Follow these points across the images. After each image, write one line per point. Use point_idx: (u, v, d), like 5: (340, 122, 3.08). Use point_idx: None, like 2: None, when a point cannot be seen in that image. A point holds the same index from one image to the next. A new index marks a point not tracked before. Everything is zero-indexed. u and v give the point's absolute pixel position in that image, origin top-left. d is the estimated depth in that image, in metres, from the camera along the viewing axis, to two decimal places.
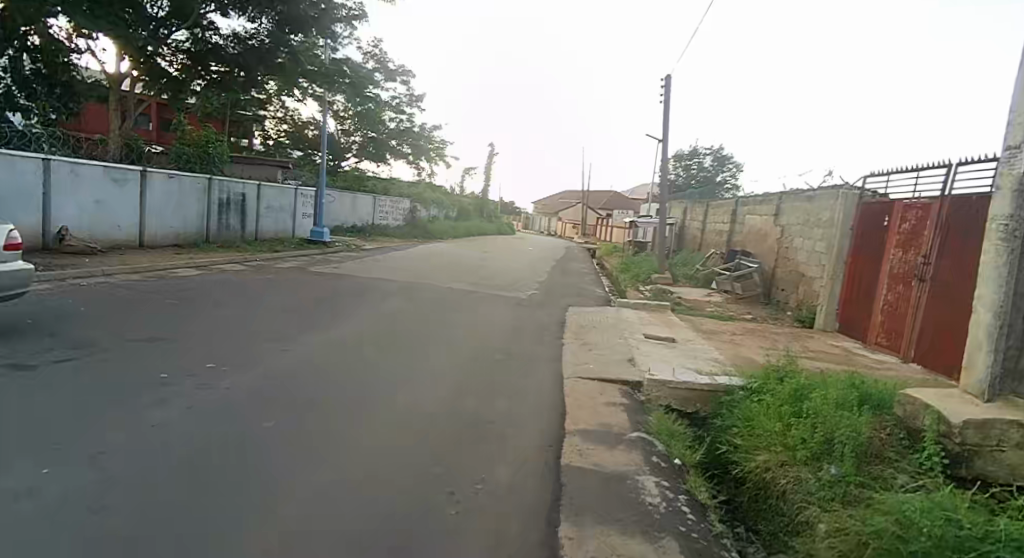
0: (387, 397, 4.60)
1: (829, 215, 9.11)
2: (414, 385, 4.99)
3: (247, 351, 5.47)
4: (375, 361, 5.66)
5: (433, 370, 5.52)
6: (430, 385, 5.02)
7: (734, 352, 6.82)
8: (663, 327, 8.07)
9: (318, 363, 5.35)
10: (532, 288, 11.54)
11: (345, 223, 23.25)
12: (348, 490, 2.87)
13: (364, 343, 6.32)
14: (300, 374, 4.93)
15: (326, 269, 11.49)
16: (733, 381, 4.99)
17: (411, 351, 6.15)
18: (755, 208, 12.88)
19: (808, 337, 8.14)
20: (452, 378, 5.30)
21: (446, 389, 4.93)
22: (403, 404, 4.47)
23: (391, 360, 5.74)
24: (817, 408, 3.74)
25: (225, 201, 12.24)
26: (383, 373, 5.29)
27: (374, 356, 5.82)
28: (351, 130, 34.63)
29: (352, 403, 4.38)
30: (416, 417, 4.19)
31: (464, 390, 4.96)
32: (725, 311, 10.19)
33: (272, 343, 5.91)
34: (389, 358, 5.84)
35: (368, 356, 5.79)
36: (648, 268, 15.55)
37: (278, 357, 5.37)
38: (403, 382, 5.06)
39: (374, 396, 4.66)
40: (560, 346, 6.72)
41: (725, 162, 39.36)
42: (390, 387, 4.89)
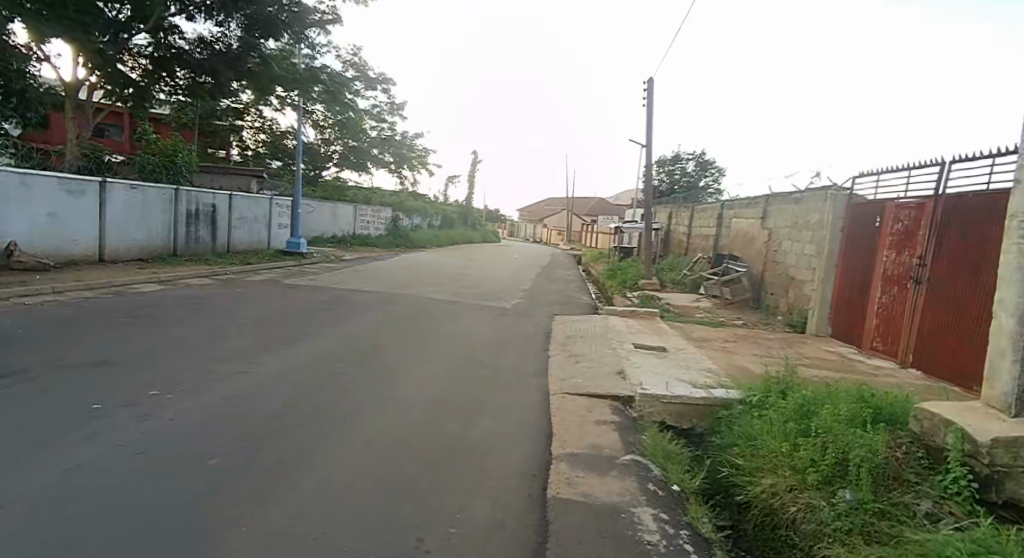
0: (374, 404, 4.58)
1: (818, 217, 8.95)
2: (387, 406, 4.56)
3: (203, 373, 4.99)
4: (345, 380, 5.22)
5: (410, 388, 5.10)
6: (405, 405, 4.60)
7: (728, 361, 6.51)
8: (653, 336, 7.75)
9: (283, 383, 4.93)
10: (516, 297, 11.18)
11: (325, 234, 22.70)
12: (335, 496, 2.95)
13: (335, 361, 5.87)
14: (259, 398, 4.47)
15: (301, 281, 10.99)
16: (730, 393, 4.67)
17: (386, 369, 5.71)
18: (741, 211, 12.73)
19: (802, 342, 7.90)
20: (430, 396, 4.89)
21: (423, 410, 4.52)
22: (374, 429, 4.05)
23: (362, 378, 5.29)
24: (825, 425, 3.40)
25: (194, 212, 11.70)
26: (355, 393, 4.86)
27: (344, 374, 5.37)
28: (332, 140, 33.93)
29: (339, 410, 4.38)
30: (402, 424, 4.15)
31: (443, 410, 4.55)
32: (715, 316, 9.95)
33: (232, 363, 5.43)
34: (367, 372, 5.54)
35: (337, 375, 5.34)
36: (635, 274, 15.31)
37: (236, 379, 4.90)
38: (376, 402, 4.65)
39: (361, 403, 4.62)
40: (546, 359, 6.34)
41: (707, 166, 39.59)
42: (360, 409, 4.46)
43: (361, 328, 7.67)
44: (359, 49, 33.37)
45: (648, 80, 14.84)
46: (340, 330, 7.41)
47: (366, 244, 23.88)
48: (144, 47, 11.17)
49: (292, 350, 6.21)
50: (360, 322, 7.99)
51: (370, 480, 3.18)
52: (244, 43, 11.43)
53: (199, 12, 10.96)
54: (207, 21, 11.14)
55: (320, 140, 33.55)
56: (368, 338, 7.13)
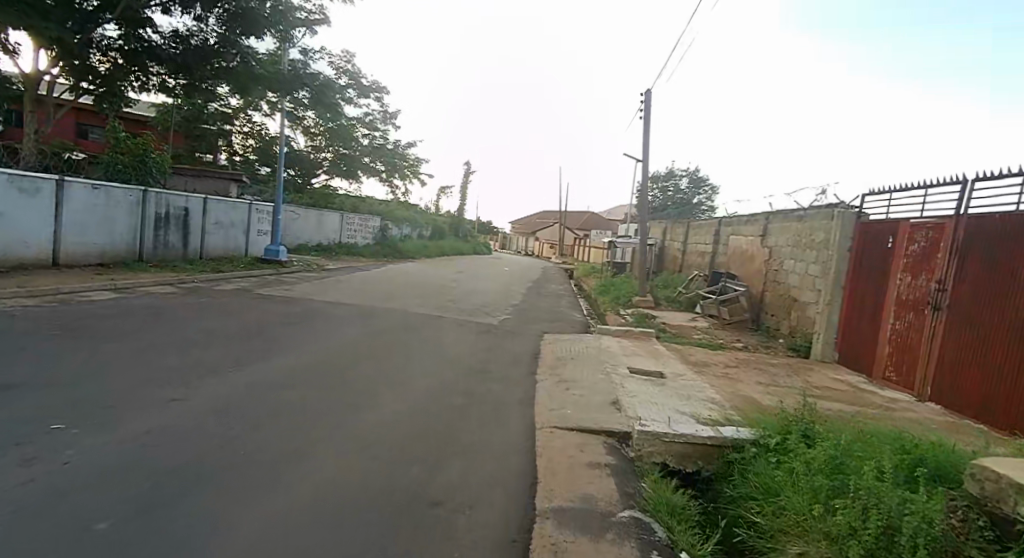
0: (343, 430, 4.15)
1: (823, 236, 8.51)
2: (346, 444, 3.88)
3: (132, 401, 4.28)
4: (303, 409, 4.52)
5: (375, 421, 4.42)
6: (367, 444, 3.92)
7: (733, 390, 5.94)
8: (650, 360, 7.16)
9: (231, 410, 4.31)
10: (504, 313, 10.56)
11: (310, 241, 22.02)
12: (283, 537, 2.56)
13: (295, 386, 5.18)
14: (193, 432, 3.77)
15: (275, 291, 10.30)
16: (741, 432, 4.09)
17: (353, 396, 5.03)
18: (739, 228, 12.31)
19: (808, 369, 7.38)
20: (398, 431, 4.23)
21: (387, 449, 3.86)
22: (323, 474, 3.36)
23: (323, 408, 4.60)
24: (865, 486, 2.77)
25: (164, 215, 11.01)
26: (318, 422, 4.28)
27: (302, 403, 4.68)
28: (322, 147, 33.24)
29: (302, 436, 3.94)
30: (371, 455, 3.72)
31: (412, 450, 3.88)
32: (713, 338, 9.43)
33: (173, 389, 4.73)
34: (336, 395, 5.01)
35: (294, 403, 4.64)
36: (628, 290, 14.82)
37: (172, 408, 4.20)
38: (334, 439, 3.97)
39: (326, 429, 4.16)
40: (533, 385, 5.71)
41: (700, 183, 39.51)
42: (313, 446, 3.77)
43: (332, 346, 6.99)
44: (352, 56, 33.09)
45: (645, 91, 14.48)
46: (308, 349, 6.73)
47: (353, 253, 23.21)
48: (113, 39, 10.52)
49: (247, 373, 5.52)
50: (333, 339, 7.32)
51: (320, 530, 2.66)
52: (222, 38, 10.96)
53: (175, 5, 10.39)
54: (183, 15, 10.58)
55: (310, 147, 33.00)
56: (337, 358, 6.45)
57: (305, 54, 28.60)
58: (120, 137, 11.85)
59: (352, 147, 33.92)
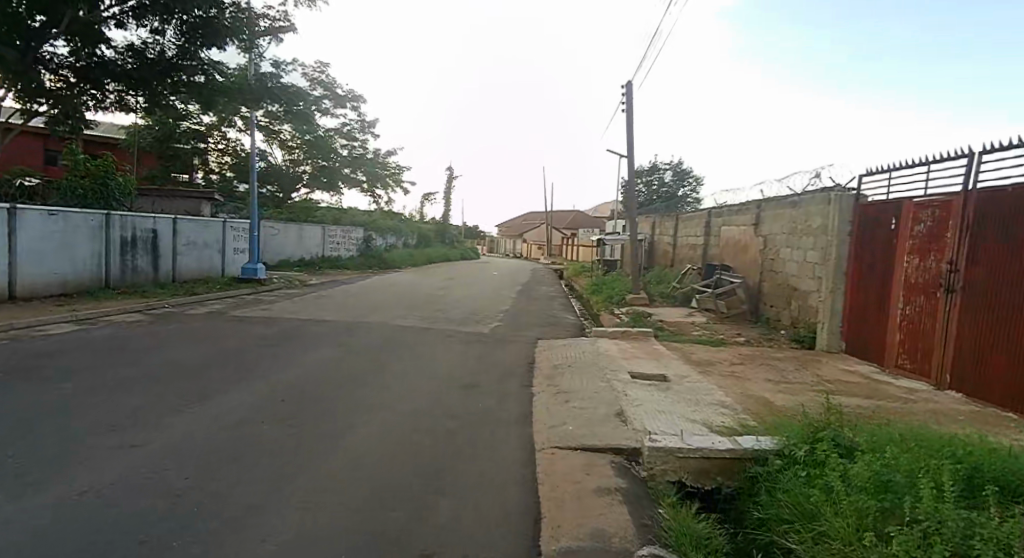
0: (321, 467, 3.71)
1: (820, 221, 8.20)
2: (319, 487, 3.38)
3: (71, 453, 3.73)
4: (272, 448, 4.00)
5: (355, 457, 3.94)
6: (345, 485, 3.44)
7: (743, 391, 5.55)
8: (652, 363, 6.75)
9: (192, 454, 3.83)
10: (495, 320, 10.12)
11: (292, 257, 21.41)
12: None
13: (266, 420, 4.66)
14: (136, 484, 3.23)
15: (251, 312, 9.74)
16: (762, 442, 3.71)
17: (330, 428, 4.52)
18: (730, 218, 12.02)
19: (817, 362, 7.05)
20: (381, 468, 3.74)
21: (368, 489, 3.38)
22: (289, 523, 2.86)
23: (295, 445, 4.09)
24: (921, 509, 2.34)
25: (131, 238, 10.42)
26: (294, 459, 3.84)
27: (271, 441, 4.16)
28: (300, 160, 32.40)
29: (273, 477, 3.49)
30: (352, 495, 3.29)
31: (396, 488, 3.40)
32: (713, 333, 9.09)
33: (124, 435, 4.18)
34: (316, 427, 4.57)
35: (261, 442, 4.12)
36: (621, 288, 14.48)
37: (116, 459, 3.65)
38: (310, 479, 3.51)
39: (302, 466, 3.71)
40: (529, 400, 5.27)
41: (684, 176, 39.53)
42: (279, 491, 3.27)
43: (311, 370, 6.47)
44: (326, 66, 32.56)
45: (626, 84, 14.16)
46: (285, 376, 6.21)
47: (337, 266, 22.63)
48: (64, 56, 9.96)
49: (214, 409, 4.99)
50: (312, 362, 6.81)
51: None
52: (181, 50, 10.36)
53: (129, 18, 9.85)
54: (139, 28, 10.03)
55: (287, 161, 32.31)
56: (316, 384, 5.93)
57: (276, 66, 28.06)
58: (79, 159, 11.21)
59: (332, 158, 33.31)
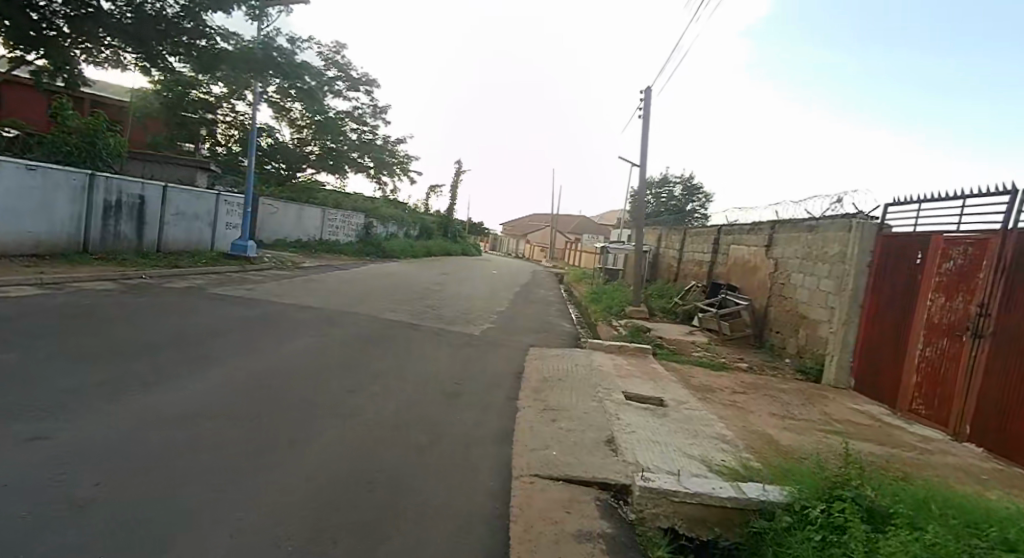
0: (265, 477, 3.25)
1: (838, 249, 7.76)
2: (253, 500, 2.90)
3: None
4: (212, 450, 3.53)
5: (306, 467, 3.46)
6: (287, 499, 2.98)
7: (745, 426, 5.10)
8: (648, 384, 6.29)
9: (123, 449, 3.38)
10: (487, 322, 9.66)
11: (288, 237, 20.98)
12: None
13: (215, 416, 4.18)
14: (40, 483, 2.77)
15: (232, 291, 9.29)
16: (769, 492, 3.25)
17: (287, 431, 4.05)
18: (741, 237, 11.59)
19: (824, 398, 6.60)
20: (333, 483, 3.27)
21: (310, 506, 2.92)
22: (200, 545, 2.36)
23: (240, 449, 3.61)
24: None
25: (115, 203, 9.97)
26: (237, 464, 3.37)
27: (214, 442, 3.68)
28: (308, 140, 32.00)
29: (208, 484, 3.03)
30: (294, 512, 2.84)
31: (344, 509, 2.92)
32: (714, 356, 8.64)
33: (49, 423, 3.70)
34: (272, 427, 4.10)
35: (201, 443, 3.63)
36: (621, 299, 14.04)
37: (27, 451, 3.17)
38: (248, 489, 3.04)
39: (242, 473, 3.26)
40: (512, 415, 4.81)
41: (695, 191, 39.06)
42: (204, 503, 2.79)
43: (283, 360, 6.00)
44: (343, 47, 32.14)
45: (647, 89, 13.68)
46: (251, 365, 5.72)
47: (334, 251, 22.19)
48: (58, 4, 9.48)
49: (161, 398, 4.51)
50: (284, 351, 6.34)
51: None
52: (184, 10, 10.05)
53: None
54: None
55: (295, 140, 31.81)
56: (283, 377, 5.46)
57: (292, 42, 27.69)
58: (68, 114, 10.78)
59: (340, 141, 32.87)
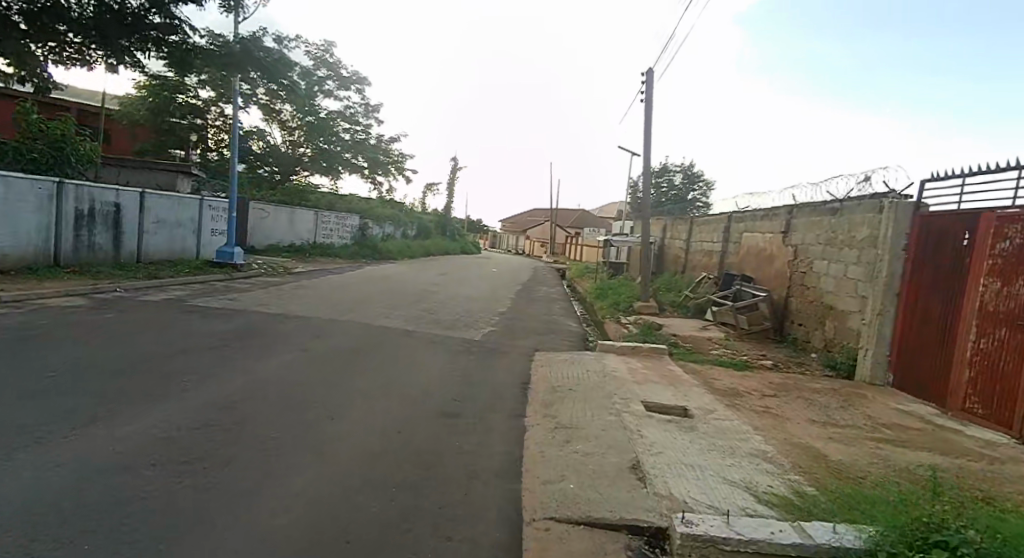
0: (220, 520, 2.62)
1: (869, 233, 7.12)
2: (193, 555, 2.25)
3: None
4: (156, 489, 2.88)
5: (271, 508, 2.82)
6: (243, 549, 2.35)
7: (786, 439, 4.46)
8: (669, 391, 5.65)
9: (49, 492, 2.76)
10: (489, 325, 9.04)
11: (281, 242, 20.39)
12: None
13: (168, 443, 3.52)
14: None
15: (214, 301, 8.67)
16: (841, 535, 2.62)
17: (253, 460, 3.40)
18: (754, 224, 10.94)
19: (862, 398, 5.97)
20: (301, 527, 2.62)
21: None
22: None
23: (191, 486, 2.95)
24: None
25: (88, 212, 9.37)
26: (186, 506, 2.73)
27: (161, 476, 3.03)
28: (300, 141, 31.31)
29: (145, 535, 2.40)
30: None
31: None
32: (734, 353, 8.02)
33: None
34: (239, 455, 3.46)
35: (145, 479, 2.98)
36: (628, 294, 13.41)
37: None
38: (195, 538, 2.42)
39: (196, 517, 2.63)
40: (520, 437, 4.17)
41: (695, 179, 38.40)
42: None
43: (261, 374, 5.35)
44: (332, 45, 31.48)
45: (647, 71, 13.02)
46: (224, 380, 5.08)
47: (328, 254, 21.58)
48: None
49: (113, 423, 3.88)
50: (263, 364, 5.69)
51: None
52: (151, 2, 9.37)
53: None
54: None
55: (286, 142, 31.09)
56: (258, 391, 4.81)
57: (278, 41, 27.06)
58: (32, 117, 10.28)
59: (333, 142, 32.22)
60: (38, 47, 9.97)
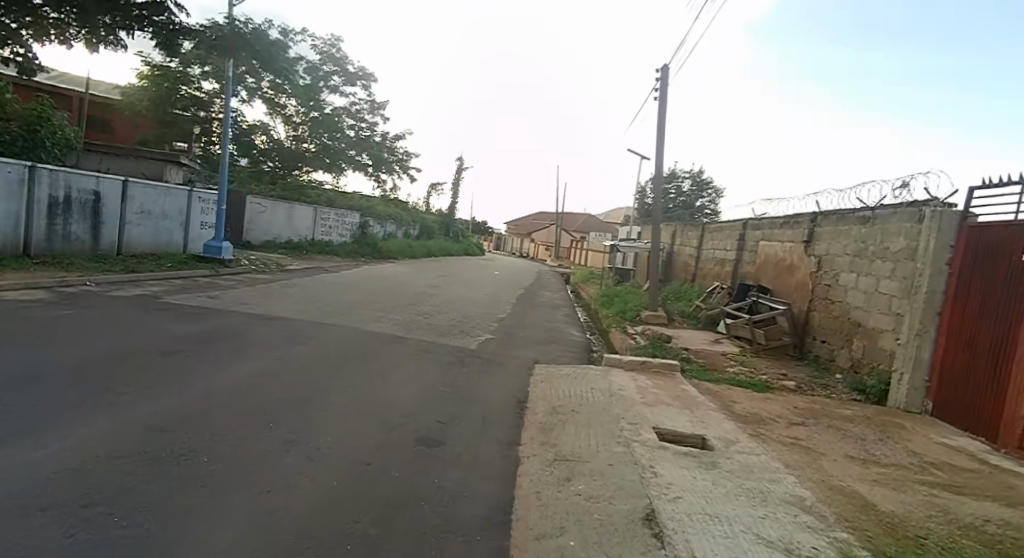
0: None
1: (906, 244, 6.48)
2: None
3: None
4: (47, 518, 2.27)
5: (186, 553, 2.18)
6: None
7: (824, 480, 3.81)
8: (683, 416, 5.01)
9: None
10: (486, 332, 8.42)
11: (278, 238, 19.88)
12: None
13: (85, 460, 2.91)
14: None
15: (192, 298, 8.08)
16: None
17: (184, 488, 2.74)
18: (772, 232, 10.31)
19: (901, 429, 5.29)
20: None
21: None
22: None
23: (91, 522, 2.29)
24: None
25: (63, 199, 8.87)
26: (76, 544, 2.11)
27: (57, 503, 2.41)
28: (304, 137, 30.85)
29: None
30: None
31: None
32: (752, 371, 7.35)
33: None
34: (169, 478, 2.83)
35: (34, 506, 2.36)
36: (635, 303, 12.76)
37: None
38: None
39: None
40: (513, 470, 3.53)
41: (704, 186, 37.68)
42: None
43: (225, 380, 4.72)
44: (340, 41, 31.06)
45: (663, 68, 12.41)
46: (180, 386, 4.44)
47: (326, 252, 21.05)
48: None
49: (31, 428, 3.27)
50: (231, 368, 5.06)
51: None
52: None
53: None
54: None
55: (290, 137, 30.59)
56: (217, 400, 4.18)
57: (284, 34, 26.67)
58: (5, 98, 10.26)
59: (338, 138, 31.77)
60: (13, 18, 9.51)
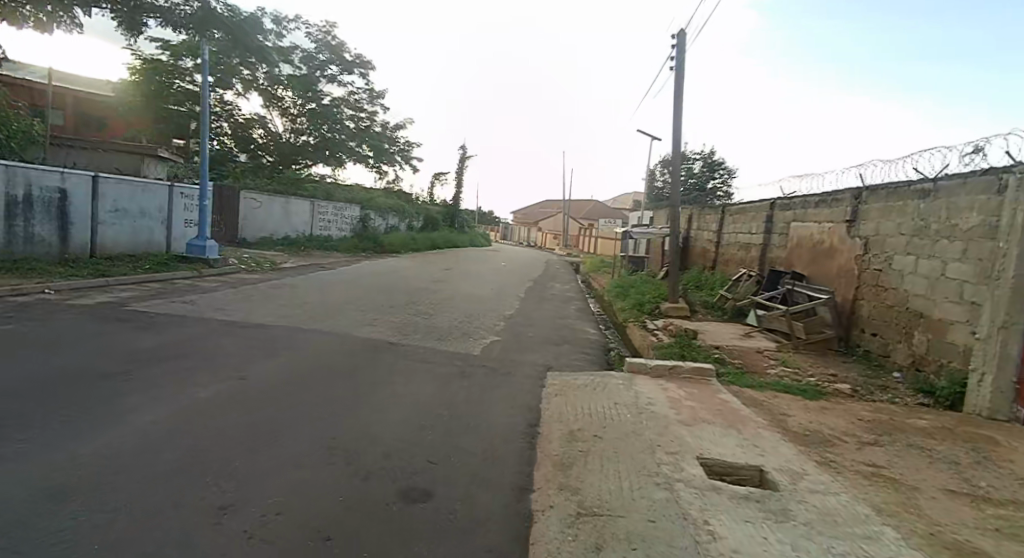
0: None
1: (982, 220, 5.47)
2: None
3: None
4: None
5: None
6: None
7: (933, 535, 2.87)
8: (731, 438, 4.11)
9: None
10: (491, 334, 7.55)
11: (274, 234, 19.08)
12: None
13: None
14: None
15: (164, 304, 7.27)
16: None
17: None
18: (806, 213, 9.30)
19: (998, 447, 4.32)
20: None
21: None
22: None
23: None
24: None
25: (24, 197, 8.28)
26: None
27: None
28: (302, 129, 29.91)
29: None
30: None
31: None
32: (797, 372, 6.41)
33: None
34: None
35: None
36: (653, 294, 11.82)
37: None
38: None
39: None
40: (522, 535, 2.63)
41: (715, 167, 36.39)
42: None
43: (174, 407, 3.89)
44: (334, 27, 29.96)
45: (679, 34, 11.30)
46: (112, 420, 3.59)
47: (325, 248, 20.27)
48: None
49: None
50: (186, 392, 4.23)
51: None
52: None
53: None
54: None
55: (288, 129, 29.75)
56: (155, 438, 3.34)
57: (276, 22, 25.69)
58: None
59: (337, 129, 30.83)
60: None
